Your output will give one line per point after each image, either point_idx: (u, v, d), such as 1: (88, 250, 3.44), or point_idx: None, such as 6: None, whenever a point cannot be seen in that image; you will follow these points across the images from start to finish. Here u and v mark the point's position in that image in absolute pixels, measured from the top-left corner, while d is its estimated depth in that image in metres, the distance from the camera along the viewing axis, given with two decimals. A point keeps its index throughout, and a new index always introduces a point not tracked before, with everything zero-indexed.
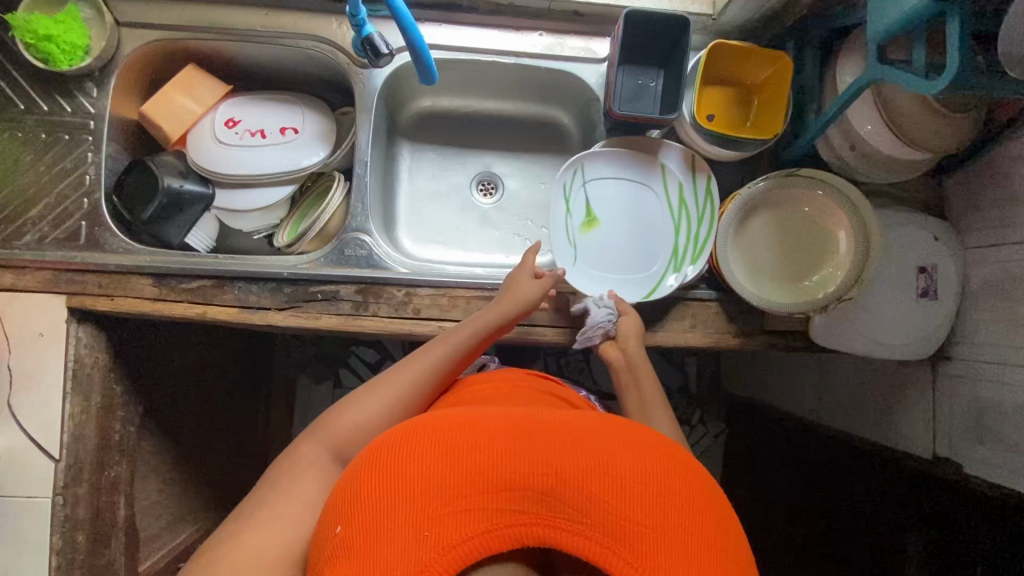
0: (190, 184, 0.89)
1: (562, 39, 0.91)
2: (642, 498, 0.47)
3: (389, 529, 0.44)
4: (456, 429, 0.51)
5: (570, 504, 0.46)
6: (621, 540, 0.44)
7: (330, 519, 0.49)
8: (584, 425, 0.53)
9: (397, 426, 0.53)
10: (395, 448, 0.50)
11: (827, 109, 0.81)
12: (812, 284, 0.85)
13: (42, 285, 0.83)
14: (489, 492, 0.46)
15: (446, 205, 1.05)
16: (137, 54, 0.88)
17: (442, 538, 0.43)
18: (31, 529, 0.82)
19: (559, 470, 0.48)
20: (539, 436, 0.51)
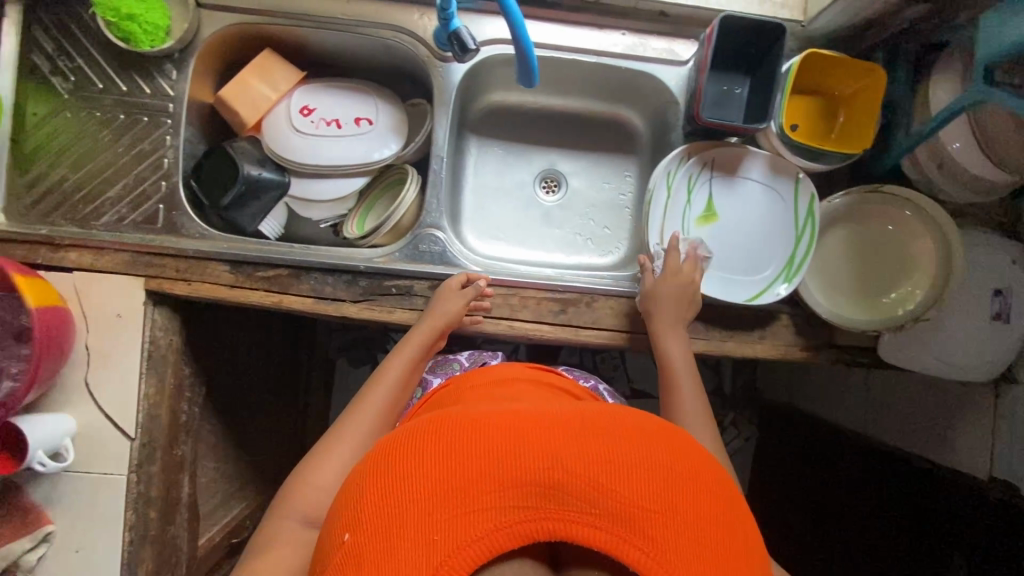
0: (268, 171, 0.89)
1: (645, 39, 0.89)
2: (650, 484, 0.45)
3: (396, 537, 0.42)
4: (457, 427, 0.48)
5: (580, 497, 0.44)
6: (634, 528, 0.43)
7: (335, 524, 0.47)
8: (587, 412, 0.51)
9: (398, 429, 0.51)
10: (396, 452, 0.47)
11: (921, 127, 0.79)
12: (889, 301, 0.84)
13: (121, 267, 0.84)
14: (495, 488, 0.44)
15: (508, 202, 1.05)
16: (217, 35, 0.87)
17: (451, 540, 0.42)
18: (107, 504, 0.84)
19: (568, 462, 0.45)
20: (544, 425, 0.48)
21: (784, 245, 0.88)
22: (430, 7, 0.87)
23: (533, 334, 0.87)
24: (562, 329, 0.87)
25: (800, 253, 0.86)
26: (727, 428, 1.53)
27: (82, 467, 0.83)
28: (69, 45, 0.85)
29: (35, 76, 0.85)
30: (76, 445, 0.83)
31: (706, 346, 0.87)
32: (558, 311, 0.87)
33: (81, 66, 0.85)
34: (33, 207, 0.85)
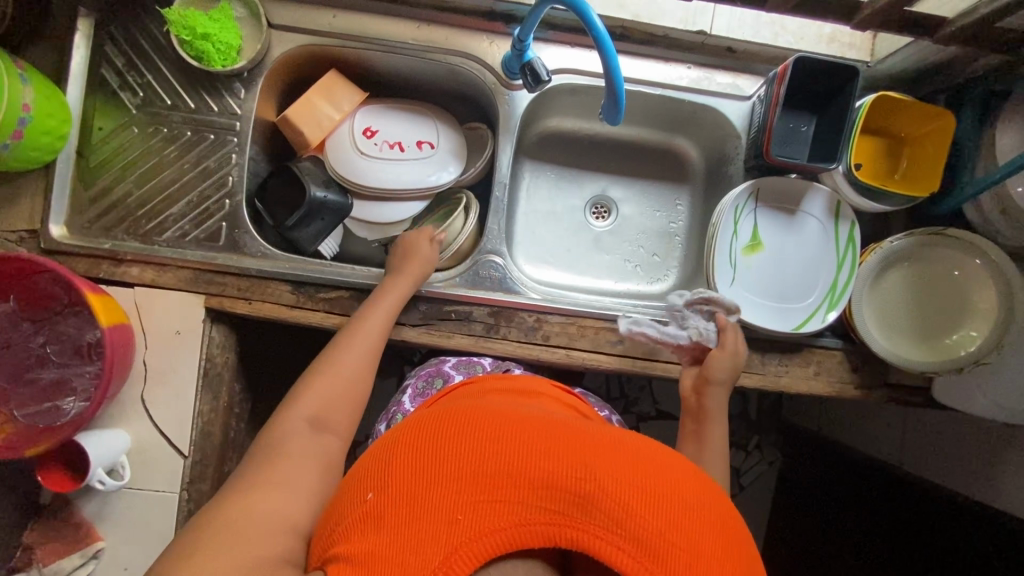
0: (332, 194, 0.88)
1: (710, 74, 0.89)
2: (676, 521, 0.45)
3: (422, 508, 0.46)
4: (502, 426, 0.51)
5: (603, 513, 0.45)
6: (650, 554, 0.43)
7: (364, 484, 0.51)
8: (629, 442, 0.52)
9: (443, 411, 0.54)
10: (436, 430, 0.51)
11: (985, 175, 0.79)
12: (950, 342, 0.84)
13: (183, 283, 0.83)
14: (524, 489, 0.46)
15: (558, 226, 1.05)
16: (286, 56, 0.87)
17: (473, 525, 0.44)
18: (157, 523, 0.83)
19: (599, 478, 0.46)
20: (584, 444, 0.50)
21: (828, 272, 0.88)
22: (500, 35, 0.88)
23: (591, 364, 0.86)
24: (621, 360, 0.86)
25: (843, 279, 0.87)
26: (750, 452, 1.49)
27: (134, 483, 0.82)
28: (140, 61, 0.86)
29: (103, 89, 0.85)
30: (131, 461, 0.83)
31: (762, 381, 0.87)
32: (616, 341, 0.87)
33: (151, 82, 0.86)
34: (95, 219, 0.85)
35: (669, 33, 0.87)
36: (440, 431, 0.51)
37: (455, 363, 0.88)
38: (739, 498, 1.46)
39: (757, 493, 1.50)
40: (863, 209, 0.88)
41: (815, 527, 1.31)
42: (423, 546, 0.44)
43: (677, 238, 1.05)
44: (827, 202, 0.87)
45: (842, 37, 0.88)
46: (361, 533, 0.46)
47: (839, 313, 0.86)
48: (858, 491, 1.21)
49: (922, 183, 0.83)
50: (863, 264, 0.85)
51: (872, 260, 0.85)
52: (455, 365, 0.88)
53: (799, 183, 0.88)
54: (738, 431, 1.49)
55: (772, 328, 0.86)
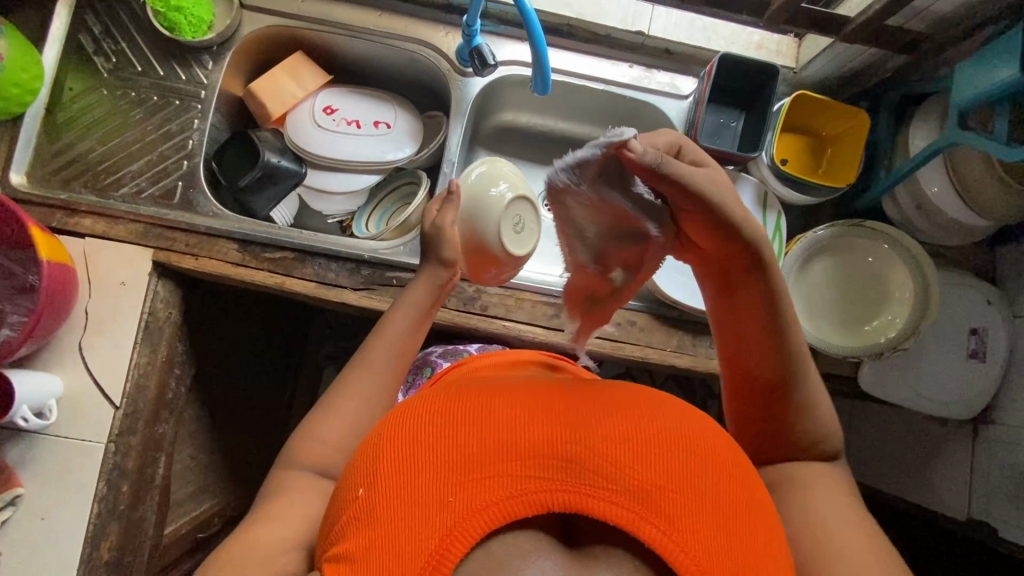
0: (286, 161, 0.93)
1: (650, 73, 0.96)
2: (669, 463, 0.40)
3: (407, 496, 0.39)
4: (479, 393, 0.45)
5: (595, 471, 0.39)
6: (651, 506, 0.38)
7: (346, 484, 0.44)
8: (613, 391, 0.47)
9: (417, 394, 0.48)
10: (412, 412, 0.44)
11: (898, 168, 0.86)
12: (873, 328, 0.87)
13: (132, 236, 0.86)
14: (509, 456, 0.40)
15: None
16: (255, 35, 0.93)
17: (467, 506, 0.38)
18: (80, 473, 0.82)
19: (592, 437, 0.41)
20: (565, 400, 0.44)
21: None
22: (455, 27, 0.95)
23: (526, 336, 0.89)
24: (555, 333, 0.89)
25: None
26: None
27: (59, 429, 0.82)
28: (116, 30, 0.92)
29: (79, 54, 0.91)
30: (60, 407, 0.82)
31: (693, 362, 0.89)
32: (552, 315, 0.90)
33: (125, 50, 0.92)
34: (56, 171, 0.88)
35: (610, 33, 0.95)
36: (417, 413, 0.44)
37: (441, 354, 0.93)
38: None
39: None
40: (790, 201, 0.94)
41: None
42: (413, 537, 0.37)
43: None
44: (756, 192, 0.91)
45: (770, 44, 0.95)
46: (349, 535, 0.40)
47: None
48: None
49: (841, 177, 0.89)
50: (788, 253, 0.90)
51: (797, 248, 0.89)
52: (441, 354, 0.93)
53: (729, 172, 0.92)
54: None
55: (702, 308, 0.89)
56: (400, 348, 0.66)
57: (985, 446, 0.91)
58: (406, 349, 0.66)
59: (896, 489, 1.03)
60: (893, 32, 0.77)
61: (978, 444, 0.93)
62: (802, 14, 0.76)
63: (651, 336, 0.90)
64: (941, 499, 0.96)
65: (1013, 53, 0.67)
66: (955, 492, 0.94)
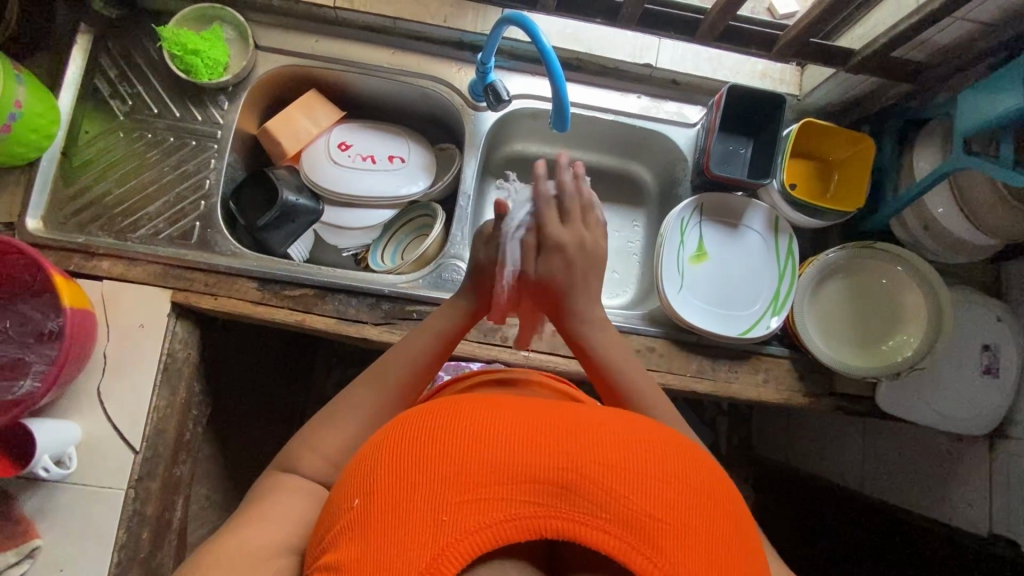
0: (304, 198, 0.94)
1: (658, 103, 0.98)
2: (658, 492, 0.41)
3: (405, 510, 0.40)
4: (479, 409, 0.46)
5: (589, 498, 0.40)
6: (642, 536, 0.39)
7: (345, 490, 0.45)
8: (612, 416, 0.48)
9: (420, 405, 0.49)
10: (414, 425, 0.45)
11: (905, 191, 0.88)
12: (888, 348, 0.89)
13: (151, 278, 0.85)
14: (507, 481, 0.41)
15: None
16: (268, 75, 0.95)
17: (460, 524, 0.39)
18: (100, 521, 0.80)
19: (586, 464, 0.42)
20: (562, 422, 0.45)
21: (771, 283, 0.93)
22: (467, 63, 0.97)
23: (547, 365, 0.89)
24: (576, 362, 0.89)
25: (784, 289, 0.92)
26: None
27: (79, 477, 0.80)
28: (131, 73, 0.93)
29: (94, 98, 0.92)
30: (78, 453, 0.81)
31: (713, 387, 0.90)
32: None
33: (141, 92, 0.93)
34: (72, 215, 0.88)
35: (619, 66, 0.97)
36: (417, 427, 0.45)
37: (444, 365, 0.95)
38: None
39: None
40: (801, 225, 0.95)
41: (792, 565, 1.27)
42: (407, 553, 0.38)
43: (635, 256, 1.08)
44: (769, 218, 0.94)
45: (773, 73, 0.98)
46: (343, 545, 0.41)
47: (782, 319, 0.90)
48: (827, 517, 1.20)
49: (850, 201, 0.91)
50: (804, 273, 0.91)
51: (810, 270, 0.91)
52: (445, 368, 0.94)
53: (740, 199, 0.95)
54: None
55: (719, 332, 0.91)
56: (414, 372, 0.68)
57: (1003, 461, 0.92)
58: (417, 374, 0.68)
59: (917, 505, 1.03)
60: (895, 63, 0.80)
61: (995, 458, 0.93)
62: (808, 47, 0.80)
63: (670, 362, 0.90)
64: (961, 514, 0.96)
65: (1014, 82, 0.69)
66: (975, 507, 0.95)
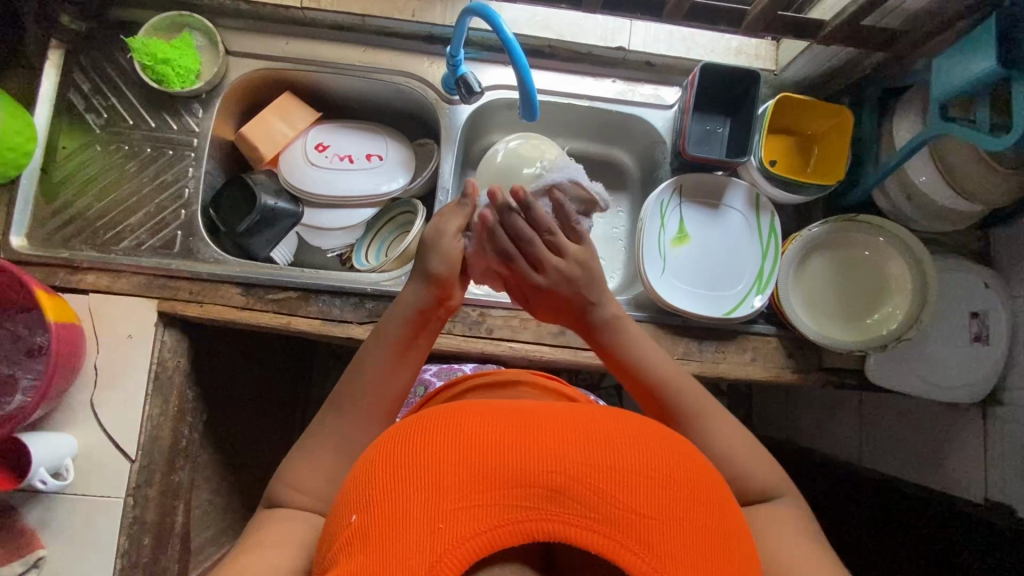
0: (283, 202, 0.94)
1: (633, 86, 0.98)
2: (645, 489, 0.42)
3: (400, 524, 0.40)
4: (466, 419, 0.46)
5: (579, 499, 0.41)
6: (632, 533, 0.40)
7: (342, 506, 0.45)
8: (597, 415, 0.49)
9: (411, 418, 0.49)
10: (405, 440, 0.46)
11: (885, 161, 0.87)
12: (874, 322, 0.89)
13: (136, 289, 0.86)
14: (499, 487, 0.41)
15: None
16: (241, 80, 0.95)
17: (455, 532, 0.39)
18: (101, 529, 0.82)
19: (573, 465, 0.42)
20: (550, 424, 0.46)
21: (754, 261, 0.93)
22: (439, 57, 0.97)
23: (534, 354, 0.89)
24: (562, 350, 0.89)
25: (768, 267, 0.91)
26: None
27: (77, 487, 0.82)
28: (105, 85, 0.93)
29: (69, 112, 0.92)
30: (76, 464, 0.83)
31: (700, 368, 0.90)
32: (557, 332, 0.90)
33: (115, 105, 0.93)
34: (55, 231, 0.89)
35: (592, 51, 0.97)
36: (410, 441, 0.45)
37: (435, 371, 0.92)
38: None
39: None
40: (782, 201, 0.95)
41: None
42: (404, 563, 0.38)
43: (620, 242, 1.08)
44: (750, 196, 0.93)
45: (748, 49, 0.97)
46: (341, 561, 0.41)
47: (766, 297, 0.90)
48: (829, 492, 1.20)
49: (830, 175, 0.90)
50: (786, 250, 0.91)
51: (793, 247, 0.90)
52: (436, 373, 0.91)
53: (720, 178, 0.94)
54: None
55: (705, 314, 0.91)
56: (382, 376, 0.66)
57: (998, 427, 0.92)
58: (386, 377, 0.67)
59: (914, 476, 1.03)
60: (868, 32, 0.79)
61: (990, 424, 0.93)
62: (779, 21, 0.79)
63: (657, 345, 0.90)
64: (957, 482, 0.96)
65: (987, 44, 0.68)
66: (970, 475, 0.94)
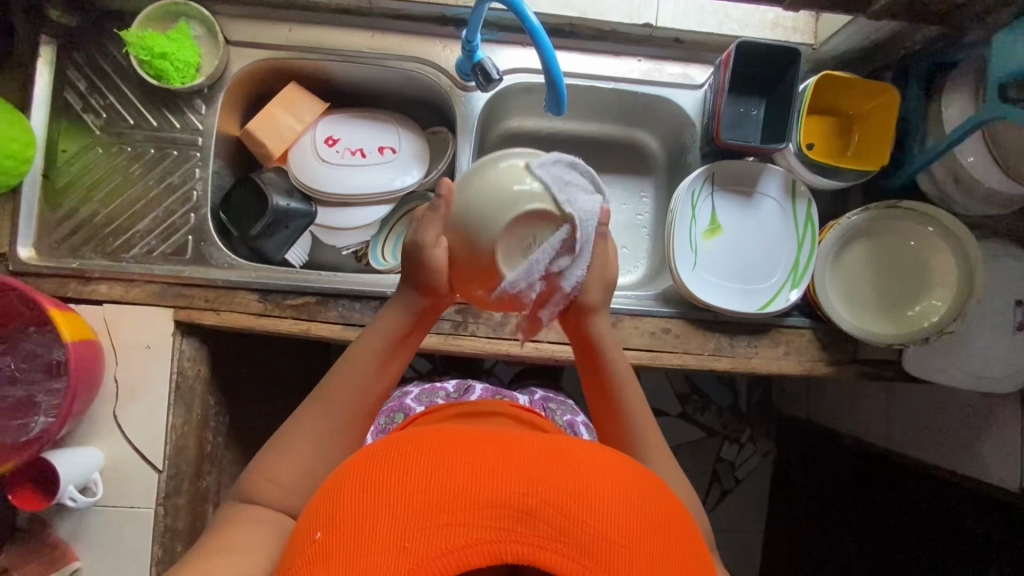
0: (295, 202, 0.90)
1: (661, 65, 0.91)
2: (619, 516, 0.40)
3: (366, 542, 0.39)
4: (441, 437, 0.44)
5: (550, 521, 0.39)
6: (603, 562, 0.38)
7: (310, 523, 0.44)
8: (576, 441, 0.46)
9: (387, 436, 0.47)
10: (379, 457, 0.44)
11: (933, 144, 0.82)
12: (913, 314, 0.85)
13: (151, 298, 0.84)
14: (467, 505, 0.39)
15: None
16: (245, 71, 0.89)
17: (421, 551, 0.38)
18: (134, 539, 0.82)
19: (545, 486, 0.40)
20: (524, 445, 0.44)
21: (789, 252, 0.89)
22: (452, 40, 0.91)
23: (561, 355, 0.87)
24: None
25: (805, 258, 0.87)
26: (743, 445, 1.45)
27: (107, 500, 0.82)
28: (102, 83, 0.88)
29: (67, 113, 0.88)
30: (104, 478, 0.82)
31: (732, 363, 0.87)
32: None
33: (114, 103, 0.88)
34: (62, 240, 0.86)
35: (616, 28, 0.90)
36: (382, 457, 0.44)
37: (415, 396, 0.90)
38: (737, 492, 1.44)
39: (753, 484, 1.47)
40: (819, 187, 0.90)
41: (819, 519, 1.28)
42: None
43: (644, 230, 1.03)
44: (786, 183, 0.89)
45: (785, 22, 0.92)
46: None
47: (802, 291, 0.86)
48: (859, 476, 1.19)
49: (871, 159, 0.85)
50: (824, 241, 0.86)
51: (831, 236, 0.86)
52: (417, 396, 0.90)
53: (754, 164, 0.89)
54: (729, 423, 1.46)
55: (736, 308, 0.87)
56: (367, 383, 0.65)
57: None
58: (376, 379, 0.65)
59: (949, 463, 1.01)
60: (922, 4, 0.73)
61: None
62: None
63: (687, 342, 0.87)
64: (993, 470, 0.94)
65: None
66: (1007, 462, 0.92)
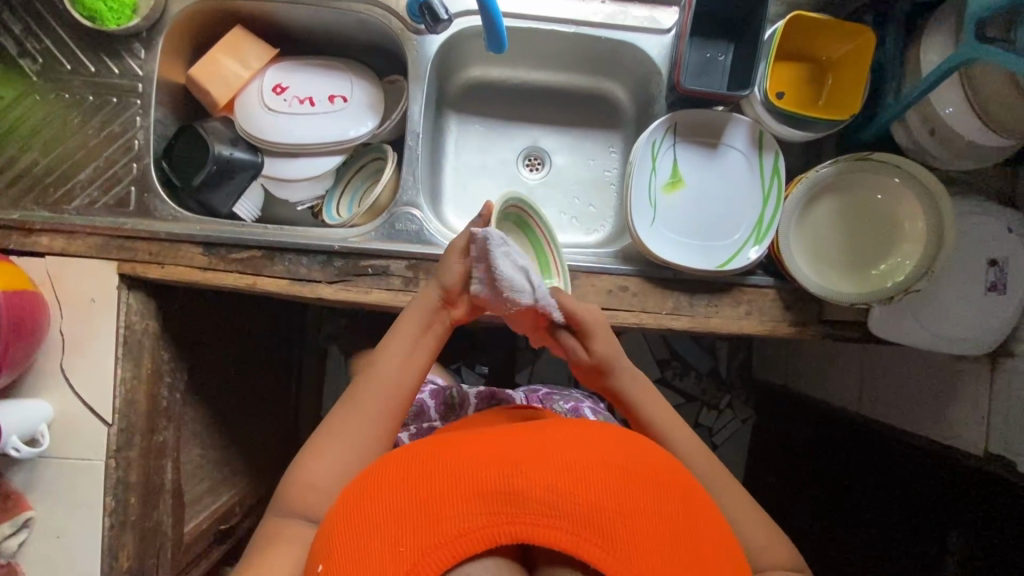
0: (239, 151, 0.89)
1: (625, 7, 0.86)
2: (603, 480, 0.41)
3: (364, 555, 0.39)
4: (428, 448, 0.45)
5: (539, 498, 0.40)
6: (596, 528, 0.39)
7: (315, 552, 0.44)
8: (556, 427, 0.47)
9: (378, 457, 0.48)
10: (371, 476, 0.45)
11: (906, 92, 0.77)
12: (880, 272, 0.82)
13: (93, 251, 0.82)
14: (456, 498, 0.40)
15: (490, 158, 1.00)
16: (186, 14, 0.86)
17: (419, 549, 0.38)
18: (85, 489, 0.82)
19: (528, 466, 0.41)
20: (506, 439, 0.45)
21: (754, 208, 0.85)
22: None
23: None
24: None
25: (768, 214, 0.84)
26: (722, 411, 1.44)
27: (56, 450, 0.82)
28: (36, 25, 0.84)
29: (3, 58, 0.84)
30: (52, 430, 0.82)
31: (691, 323, 0.85)
32: None
33: (48, 46, 0.84)
34: (4, 191, 0.84)
35: None
36: (375, 476, 0.44)
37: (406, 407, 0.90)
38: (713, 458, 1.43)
39: (732, 450, 1.46)
40: (786, 139, 0.86)
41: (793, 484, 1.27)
42: None
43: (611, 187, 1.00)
44: (752, 134, 0.84)
45: None
46: None
47: (764, 248, 0.83)
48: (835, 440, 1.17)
49: (841, 109, 0.80)
50: (789, 196, 0.82)
51: (798, 190, 0.82)
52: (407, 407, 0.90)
53: (719, 114, 0.85)
54: (708, 389, 1.44)
55: (698, 266, 0.84)
56: (392, 380, 0.66)
57: (1004, 380, 0.85)
58: (398, 378, 0.66)
59: (919, 428, 0.97)
60: None
61: (997, 376, 0.86)
62: None
63: (645, 300, 0.84)
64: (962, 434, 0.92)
65: None
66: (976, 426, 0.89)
